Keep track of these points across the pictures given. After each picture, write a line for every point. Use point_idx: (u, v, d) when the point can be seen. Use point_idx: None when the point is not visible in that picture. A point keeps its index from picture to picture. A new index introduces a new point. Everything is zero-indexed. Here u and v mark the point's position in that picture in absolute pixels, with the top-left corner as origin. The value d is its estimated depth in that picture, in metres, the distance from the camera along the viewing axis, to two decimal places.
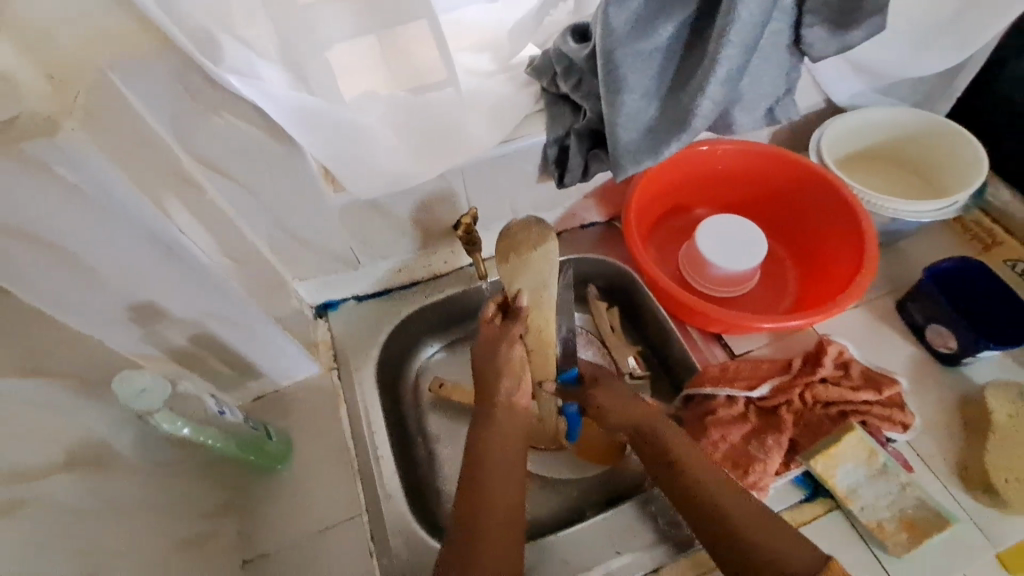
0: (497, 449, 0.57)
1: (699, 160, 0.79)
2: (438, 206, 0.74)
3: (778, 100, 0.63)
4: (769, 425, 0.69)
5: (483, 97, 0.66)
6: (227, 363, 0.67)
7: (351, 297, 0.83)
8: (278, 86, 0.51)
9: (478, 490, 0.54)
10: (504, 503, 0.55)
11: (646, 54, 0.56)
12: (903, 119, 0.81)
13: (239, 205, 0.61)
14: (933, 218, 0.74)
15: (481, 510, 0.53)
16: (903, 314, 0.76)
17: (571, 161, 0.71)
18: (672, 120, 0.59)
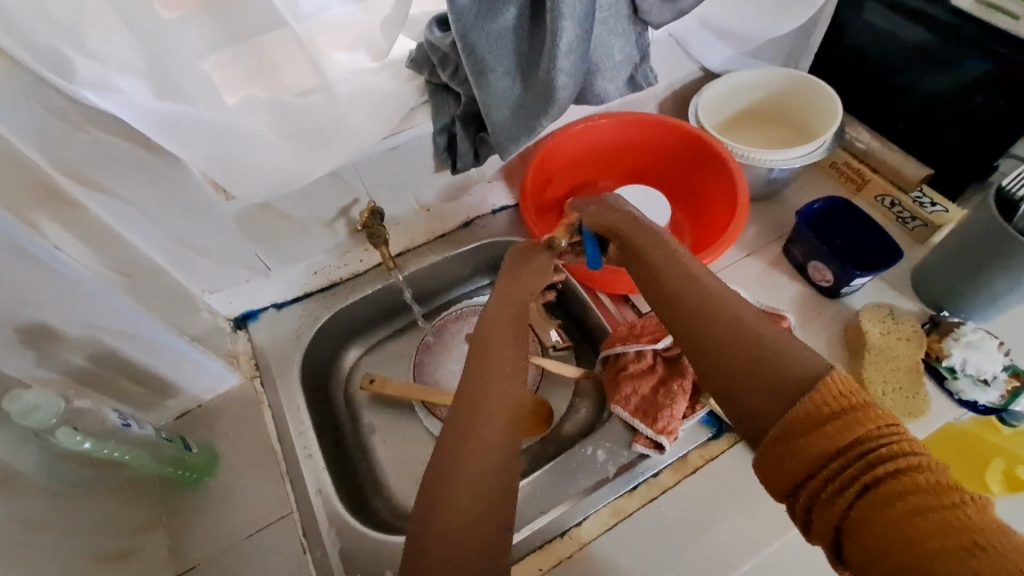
0: (495, 374, 0.56)
1: (585, 135, 0.83)
2: (340, 203, 0.76)
3: (636, 67, 0.67)
4: (674, 373, 0.73)
5: (360, 93, 0.67)
6: (138, 380, 0.67)
7: (269, 305, 0.84)
8: (141, 96, 0.53)
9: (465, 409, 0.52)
10: (486, 408, 0.52)
11: (501, 35, 0.60)
12: (767, 79, 0.88)
13: (127, 220, 0.61)
14: (802, 162, 0.80)
15: (466, 421, 0.51)
16: (788, 255, 0.82)
17: (460, 146, 0.74)
18: (537, 95, 0.63)
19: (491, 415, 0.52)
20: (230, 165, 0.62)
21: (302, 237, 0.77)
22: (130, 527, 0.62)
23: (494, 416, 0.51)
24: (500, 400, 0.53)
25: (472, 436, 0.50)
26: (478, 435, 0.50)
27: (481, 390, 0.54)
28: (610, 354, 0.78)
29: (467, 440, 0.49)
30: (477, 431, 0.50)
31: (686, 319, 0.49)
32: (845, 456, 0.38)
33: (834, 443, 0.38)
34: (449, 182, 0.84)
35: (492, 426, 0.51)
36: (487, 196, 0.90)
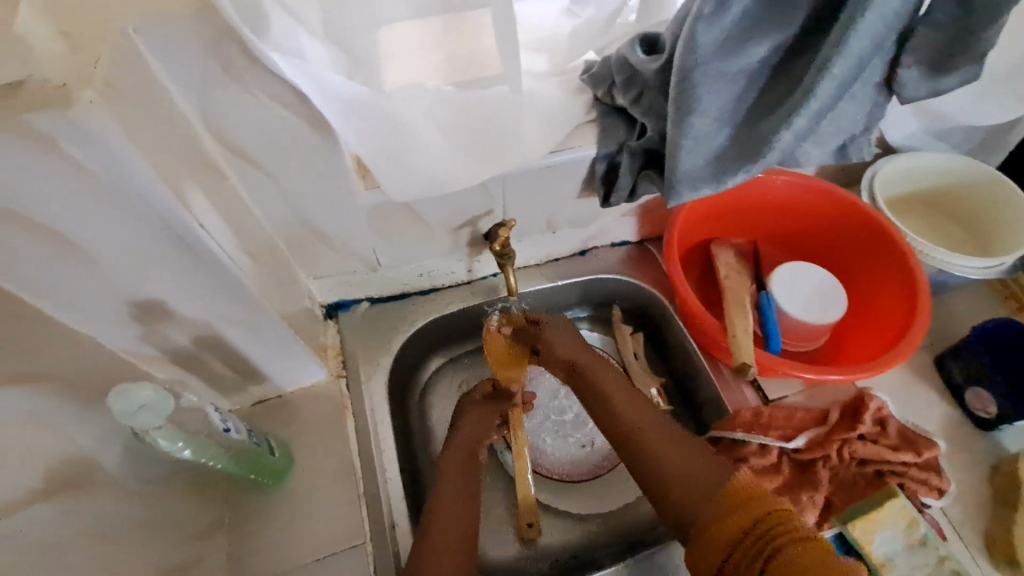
0: (452, 460, 0.62)
1: (749, 189, 0.74)
2: (473, 212, 0.69)
3: (853, 137, 0.58)
4: (803, 481, 0.65)
5: (536, 102, 0.61)
6: (230, 364, 0.61)
7: (364, 298, 0.77)
8: (323, 67, 0.45)
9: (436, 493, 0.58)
10: (449, 507, 0.58)
11: (729, 76, 0.51)
12: (964, 168, 0.78)
13: (261, 194, 0.55)
14: (978, 275, 0.71)
15: (438, 506, 0.57)
16: (942, 370, 0.74)
17: (621, 180, 0.66)
18: (743, 150, 0.55)
19: (468, 498, 0.59)
20: (384, 156, 0.55)
21: (423, 239, 0.70)
22: (197, 528, 0.56)
23: (457, 492, 0.59)
24: (457, 540, 0.55)
25: (447, 518, 0.56)
26: (455, 505, 0.58)
27: (445, 484, 0.60)
28: (725, 437, 0.69)
29: (434, 531, 0.55)
30: (446, 492, 0.59)
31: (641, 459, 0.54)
32: (731, 529, 0.44)
33: (754, 514, 0.43)
34: (585, 209, 0.76)
35: (470, 518, 0.58)
36: (614, 228, 0.82)
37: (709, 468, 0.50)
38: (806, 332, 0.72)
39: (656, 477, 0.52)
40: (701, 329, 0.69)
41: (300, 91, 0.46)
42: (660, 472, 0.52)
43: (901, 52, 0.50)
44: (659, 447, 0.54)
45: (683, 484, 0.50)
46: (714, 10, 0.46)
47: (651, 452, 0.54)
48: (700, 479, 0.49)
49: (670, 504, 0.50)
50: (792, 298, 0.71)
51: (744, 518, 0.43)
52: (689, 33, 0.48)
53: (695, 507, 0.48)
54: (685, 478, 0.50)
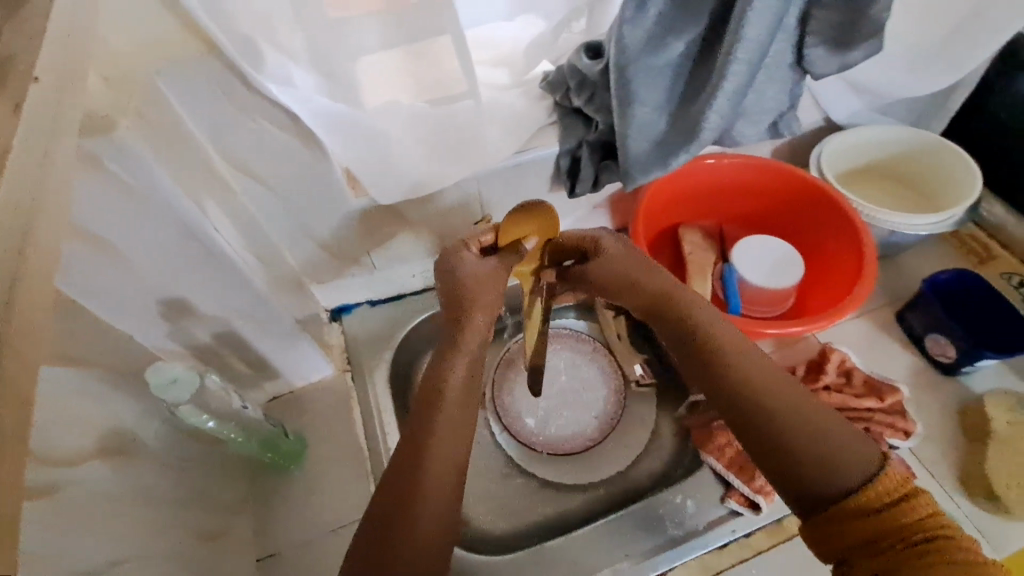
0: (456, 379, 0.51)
1: (705, 173, 0.81)
2: (454, 212, 0.77)
3: (782, 115, 0.66)
4: None
5: (502, 110, 0.70)
6: (246, 360, 0.69)
7: (364, 300, 0.85)
8: (309, 91, 0.54)
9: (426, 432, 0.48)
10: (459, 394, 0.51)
11: (658, 70, 0.59)
12: (907, 137, 0.85)
13: (265, 207, 0.63)
14: (930, 231, 0.76)
15: (432, 438, 0.48)
16: (902, 323, 0.79)
17: (583, 171, 0.74)
18: (682, 132, 0.62)
19: (462, 430, 0.49)
20: (369, 164, 0.63)
21: (411, 240, 0.78)
22: (224, 505, 0.63)
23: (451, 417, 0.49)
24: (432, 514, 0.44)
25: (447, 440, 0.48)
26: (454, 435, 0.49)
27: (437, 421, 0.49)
28: None
29: (423, 472, 0.46)
30: (441, 425, 0.48)
31: (749, 395, 0.49)
32: (890, 527, 0.40)
33: (911, 515, 0.40)
34: (557, 204, 0.83)
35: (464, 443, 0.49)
36: (588, 220, 0.90)
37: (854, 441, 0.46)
38: (772, 298, 0.77)
39: (812, 448, 0.45)
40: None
41: (291, 112, 0.55)
42: (806, 435, 0.46)
43: (805, 34, 0.57)
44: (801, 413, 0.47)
45: (845, 451, 0.45)
46: (634, 14, 0.54)
47: (749, 397, 0.49)
48: (837, 460, 0.44)
49: (797, 457, 0.45)
50: (752, 266, 0.77)
51: (887, 521, 0.41)
52: (617, 35, 0.56)
53: (836, 478, 0.43)
54: (811, 424, 0.46)
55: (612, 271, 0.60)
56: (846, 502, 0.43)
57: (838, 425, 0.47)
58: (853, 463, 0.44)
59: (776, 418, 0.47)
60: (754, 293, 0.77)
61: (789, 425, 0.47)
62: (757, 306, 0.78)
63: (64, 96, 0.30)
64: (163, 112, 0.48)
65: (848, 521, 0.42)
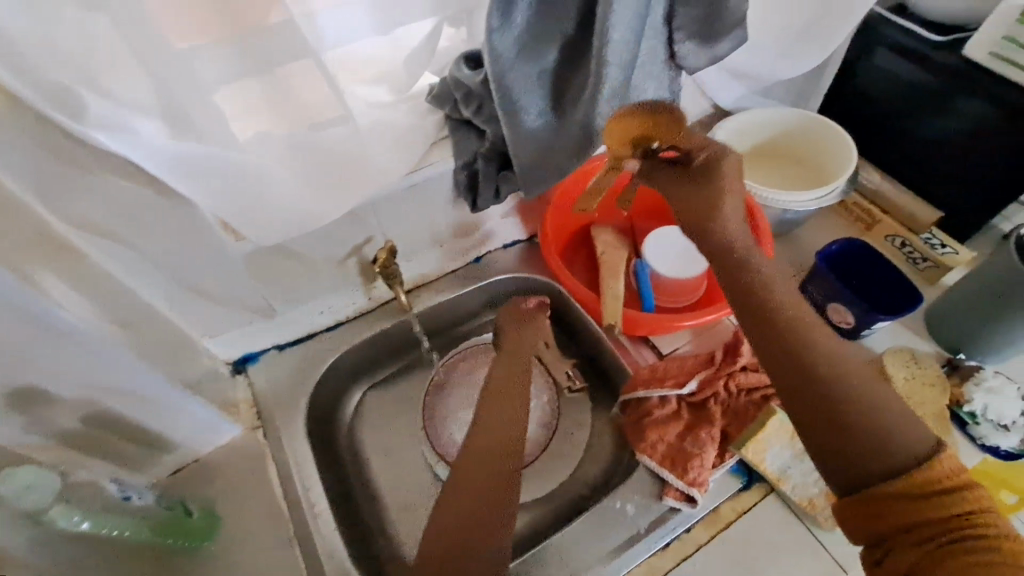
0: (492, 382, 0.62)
1: (605, 172, 0.82)
2: (354, 242, 0.72)
3: (666, 109, 0.66)
4: (701, 420, 0.71)
5: (383, 125, 0.64)
6: (133, 437, 0.61)
7: (270, 346, 0.78)
8: (155, 134, 0.48)
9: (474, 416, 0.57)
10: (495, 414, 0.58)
11: (536, 77, 0.57)
12: (788, 117, 0.89)
13: (128, 265, 0.57)
14: (817, 205, 0.80)
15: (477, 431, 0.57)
16: (806, 294, 0.81)
17: (482, 184, 0.72)
18: (571, 138, 0.61)
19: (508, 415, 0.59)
20: (244, 205, 0.58)
21: (312, 277, 0.73)
22: None
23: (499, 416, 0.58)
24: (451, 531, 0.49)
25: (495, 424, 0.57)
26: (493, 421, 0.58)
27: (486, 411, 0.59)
28: (631, 398, 0.75)
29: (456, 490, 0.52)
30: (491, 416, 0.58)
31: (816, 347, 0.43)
32: (924, 517, 0.37)
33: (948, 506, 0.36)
34: (463, 218, 0.81)
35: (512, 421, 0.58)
36: (499, 230, 0.87)
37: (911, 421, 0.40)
38: (682, 289, 0.78)
39: (862, 418, 0.40)
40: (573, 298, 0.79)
41: (136, 160, 0.49)
42: (839, 382, 0.41)
43: (672, 31, 0.58)
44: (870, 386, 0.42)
45: (903, 428, 0.39)
46: (502, 23, 0.52)
47: (815, 352, 0.43)
48: (893, 441, 0.39)
49: (851, 441, 0.40)
50: (657, 257, 0.77)
51: (930, 509, 0.37)
52: (488, 45, 0.53)
53: (877, 458, 0.39)
54: (871, 400, 0.41)
55: (688, 188, 0.53)
56: (882, 487, 0.38)
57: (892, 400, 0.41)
58: (901, 443, 0.39)
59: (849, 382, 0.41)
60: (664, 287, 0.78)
61: (852, 395, 0.41)
62: (669, 299, 0.79)
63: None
64: None
65: (888, 508, 0.38)
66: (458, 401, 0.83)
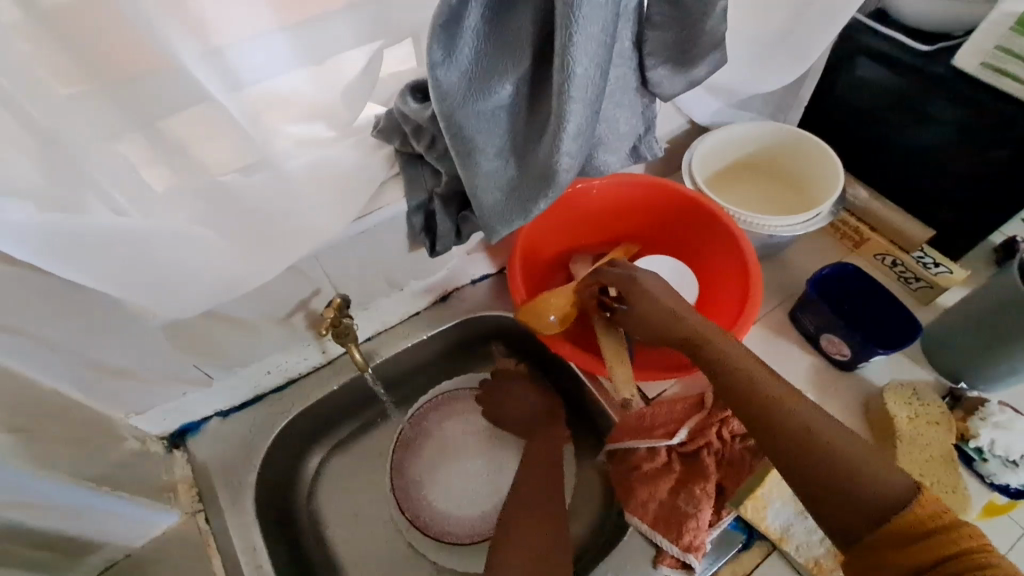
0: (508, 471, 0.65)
1: (576, 202, 0.75)
2: (299, 297, 0.64)
3: (640, 138, 0.59)
4: (694, 473, 0.65)
5: (329, 168, 0.55)
6: (42, 549, 0.53)
7: (211, 414, 0.69)
8: (23, 209, 0.39)
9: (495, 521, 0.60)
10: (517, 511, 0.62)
11: (491, 113, 0.50)
12: (769, 132, 0.83)
13: (15, 353, 0.48)
14: (805, 229, 0.74)
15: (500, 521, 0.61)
16: (796, 324, 0.77)
17: (440, 226, 0.65)
18: (534, 177, 0.54)
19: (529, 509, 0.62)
20: (156, 276, 0.49)
21: (252, 338, 0.64)
22: None
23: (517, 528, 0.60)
24: None
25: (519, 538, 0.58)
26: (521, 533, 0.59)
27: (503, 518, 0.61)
28: (617, 449, 0.69)
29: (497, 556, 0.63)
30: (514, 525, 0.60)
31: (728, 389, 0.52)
32: (907, 551, 0.39)
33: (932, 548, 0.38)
34: (424, 259, 0.73)
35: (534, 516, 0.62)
36: (465, 267, 0.80)
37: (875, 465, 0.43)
38: None
39: (818, 466, 0.45)
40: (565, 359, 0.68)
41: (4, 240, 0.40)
42: (817, 447, 0.45)
43: (643, 56, 0.51)
44: (849, 441, 0.45)
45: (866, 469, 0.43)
46: (445, 55, 0.45)
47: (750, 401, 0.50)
48: (865, 487, 0.42)
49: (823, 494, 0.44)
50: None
51: (920, 556, 0.38)
52: (432, 80, 0.46)
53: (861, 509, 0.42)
54: (850, 460, 0.44)
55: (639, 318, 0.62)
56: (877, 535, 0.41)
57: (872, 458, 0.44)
58: (880, 501, 0.41)
59: (777, 413, 0.48)
60: None
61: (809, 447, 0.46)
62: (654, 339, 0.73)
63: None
64: None
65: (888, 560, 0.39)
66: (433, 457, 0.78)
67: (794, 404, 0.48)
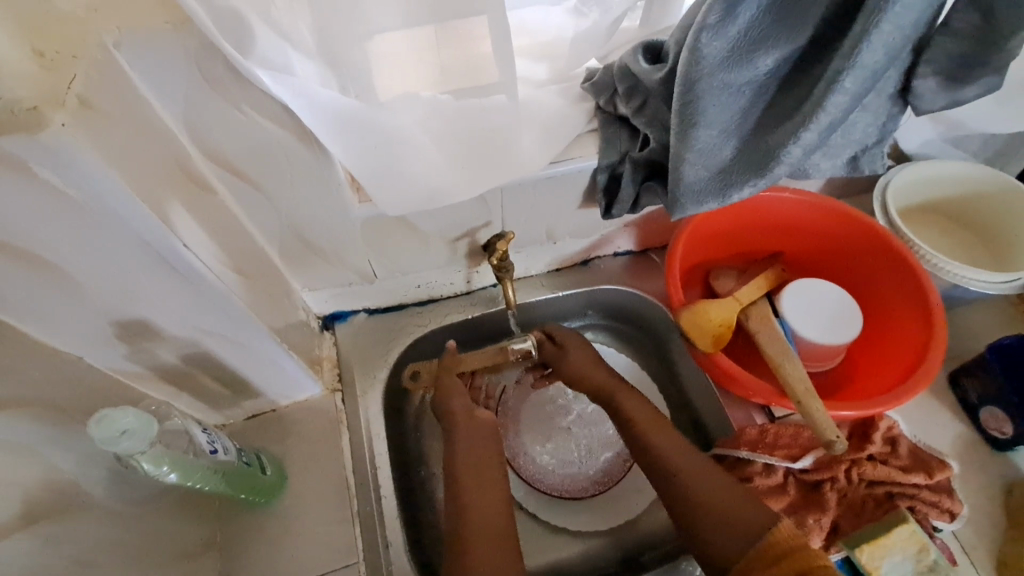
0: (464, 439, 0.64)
1: (753, 207, 0.73)
2: (470, 224, 0.67)
3: (865, 149, 0.56)
4: (809, 502, 0.63)
5: (536, 112, 0.59)
6: (222, 381, 0.60)
7: (361, 309, 0.76)
8: (312, 82, 0.44)
9: (456, 479, 0.61)
10: (472, 472, 0.61)
11: (735, 88, 0.49)
12: (979, 178, 0.75)
13: (250, 206, 0.54)
14: (996, 290, 0.67)
15: (462, 474, 0.61)
16: (956, 387, 0.71)
17: (623, 192, 0.64)
18: (751, 163, 0.52)
19: (486, 469, 0.62)
20: (378, 170, 0.53)
21: (419, 250, 0.68)
22: (186, 548, 0.55)
23: (474, 458, 0.63)
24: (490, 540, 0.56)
25: (471, 477, 0.61)
26: (476, 478, 0.61)
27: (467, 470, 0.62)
28: (729, 455, 0.67)
29: (468, 475, 0.61)
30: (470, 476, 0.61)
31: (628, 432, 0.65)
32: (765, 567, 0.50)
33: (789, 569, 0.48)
34: (586, 220, 0.74)
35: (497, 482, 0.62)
36: (615, 237, 0.80)
37: (739, 503, 0.55)
38: (821, 354, 0.69)
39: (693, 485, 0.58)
40: (741, 389, 0.61)
41: (288, 106, 0.45)
42: (685, 496, 0.58)
43: (917, 62, 0.48)
44: (665, 437, 0.63)
45: (735, 503, 0.55)
46: (720, 20, 0.44)
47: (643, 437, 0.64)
48: (736, 514, 0.54)
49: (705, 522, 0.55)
50: (809, 323, 0.68)
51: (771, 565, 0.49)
52: (693, 43, 0.46)
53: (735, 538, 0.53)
54: (698, 485, 0.58)
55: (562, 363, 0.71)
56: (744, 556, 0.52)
57: (695, 469, 0.59)
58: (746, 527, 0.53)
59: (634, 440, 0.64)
60: (799, 349, 0.69)
61: (672, 469, 0.60)
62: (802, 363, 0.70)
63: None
64: (123, 94, 0.38)
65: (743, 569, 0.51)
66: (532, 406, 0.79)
67: (649, 428, 0.64)
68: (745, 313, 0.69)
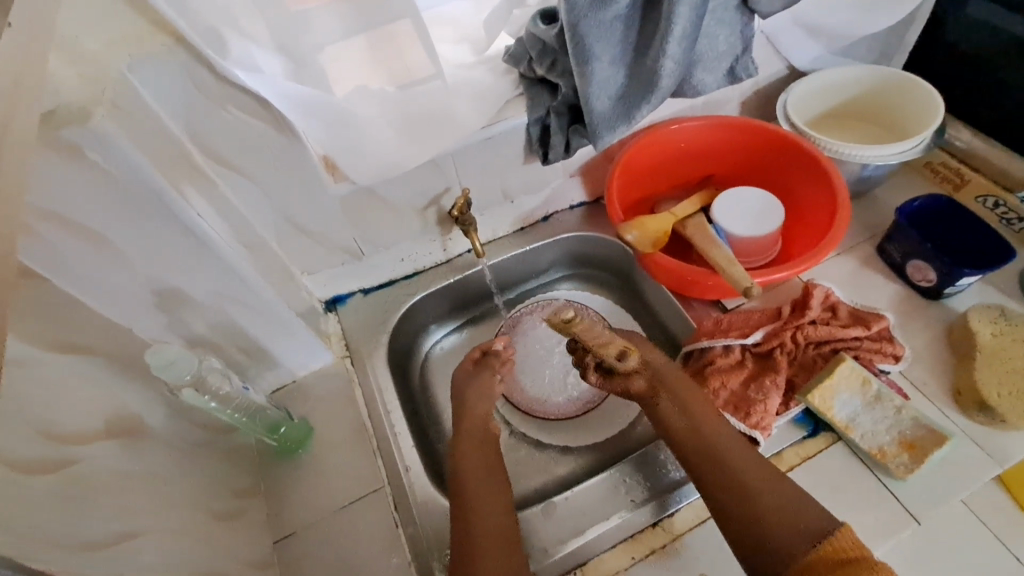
0: (464, 435, 0.69)
1: (668, 139, 0.84)
2: (433, 191, 0.79)
3: (738, 59, 0.67)
4: (766, 369, 0.72)
5: (468, 85, 0.71)
6: (246, 352, 0.71)
7: (357, 289, 0.87)
8: (276, 75, 0.56)
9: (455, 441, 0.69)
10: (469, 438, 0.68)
11: (609, 23, 0.61)
12: (863, 77, 0.86)
13: (247, 197, 0.66)
14: (900, 159, 0.76)
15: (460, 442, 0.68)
16: (884, 254, 0.80)
17: (553, 138, 0.76)
18: (640, 83, 0.64)
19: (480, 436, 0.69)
20: (345, 146, 0.65)
21: (394, 223, 0.80)
22: (235, 489, 0.65)
23: (480, 415, 0.70)
24: (486, 497, 0.62)
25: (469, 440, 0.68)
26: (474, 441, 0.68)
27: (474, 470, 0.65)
28: (694, 349, 0.76)
29: (463, 447, 0.68)
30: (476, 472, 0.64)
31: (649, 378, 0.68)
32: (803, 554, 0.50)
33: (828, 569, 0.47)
34: (533, 175, 0.85)
35: (483, 450, 0.67)
36: (566, 190, 0.91)
37: (772, 484, 0.57)
38: (756, 246, 0.79)
39: (720, 465, 0.60)
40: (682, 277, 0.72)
41: (261, 99, 0.57)
42: (715, 461, 0.60)
43: None
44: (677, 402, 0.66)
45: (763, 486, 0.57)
46: None
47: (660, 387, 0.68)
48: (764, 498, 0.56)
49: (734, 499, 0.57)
50: (737, 222, 0.78)
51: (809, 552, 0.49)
52: None
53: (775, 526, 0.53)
54: (729, 464, 0.60)
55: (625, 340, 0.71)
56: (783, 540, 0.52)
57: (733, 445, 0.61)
58: (775, 509, 0.54)
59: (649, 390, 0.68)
60: (736, 246, 0.79)
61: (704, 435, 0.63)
62: (741, 258, 0.80)
63: (22, 59, 0.32)
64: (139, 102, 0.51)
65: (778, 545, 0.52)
66: (529, 346, 0.89)
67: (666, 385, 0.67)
68: (683, 224, 0.78)
